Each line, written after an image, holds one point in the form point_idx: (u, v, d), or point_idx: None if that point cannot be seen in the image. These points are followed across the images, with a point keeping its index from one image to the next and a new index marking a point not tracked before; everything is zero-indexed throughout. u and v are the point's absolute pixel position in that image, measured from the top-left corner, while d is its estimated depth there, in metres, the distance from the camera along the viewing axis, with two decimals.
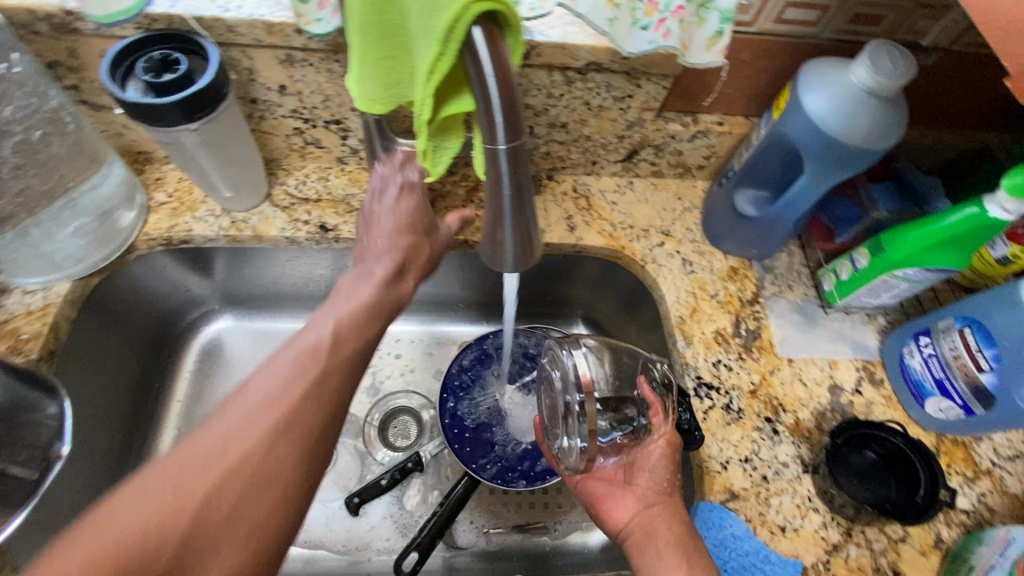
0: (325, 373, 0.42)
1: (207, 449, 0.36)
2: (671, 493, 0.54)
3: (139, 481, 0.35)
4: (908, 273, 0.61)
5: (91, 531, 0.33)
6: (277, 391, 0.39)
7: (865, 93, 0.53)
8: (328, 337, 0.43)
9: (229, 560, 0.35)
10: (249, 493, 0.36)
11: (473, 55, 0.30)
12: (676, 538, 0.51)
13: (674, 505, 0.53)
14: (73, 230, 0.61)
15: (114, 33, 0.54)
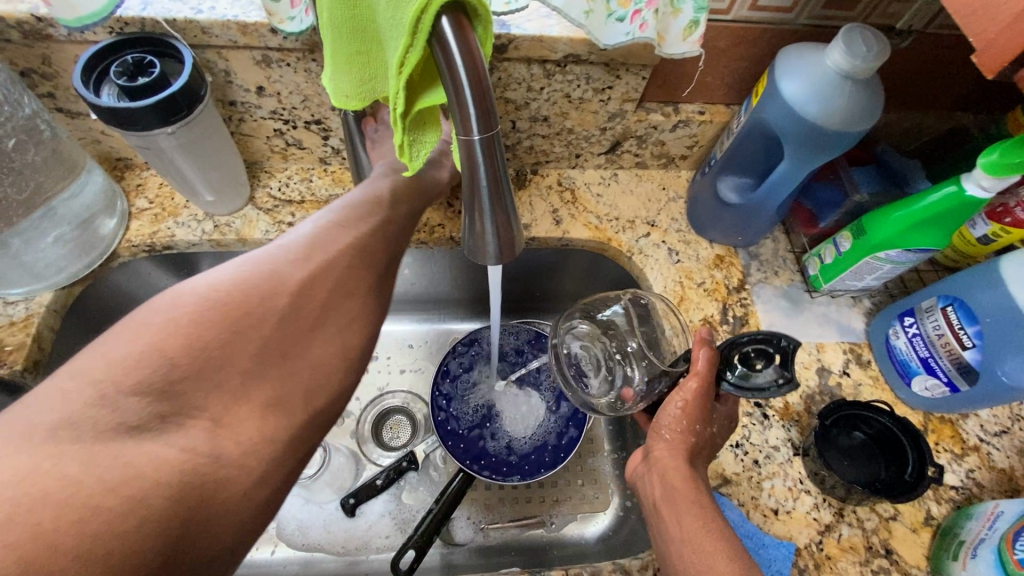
0: (349, 275, 0.50)
1: (243, 286, 0.44)
2: (672, 446, 0.54)
3: (175, 297, 0.42)
4: (890, 255, 0.61)
5: (135, 330, 0.40)
6: (312, 264, 0.48)
7: (842, 76, 0.53)
8: (357, 241, 0.52)
9: (250, 388, 0.43)
10: (279, 337, 0.45)
11: (441, 46, 0.29)
12: (670, 493, 0.50)
13: (675, 457, 0.53)
14: (52, 240, 0.60)
15: (86, 39, 0.53)
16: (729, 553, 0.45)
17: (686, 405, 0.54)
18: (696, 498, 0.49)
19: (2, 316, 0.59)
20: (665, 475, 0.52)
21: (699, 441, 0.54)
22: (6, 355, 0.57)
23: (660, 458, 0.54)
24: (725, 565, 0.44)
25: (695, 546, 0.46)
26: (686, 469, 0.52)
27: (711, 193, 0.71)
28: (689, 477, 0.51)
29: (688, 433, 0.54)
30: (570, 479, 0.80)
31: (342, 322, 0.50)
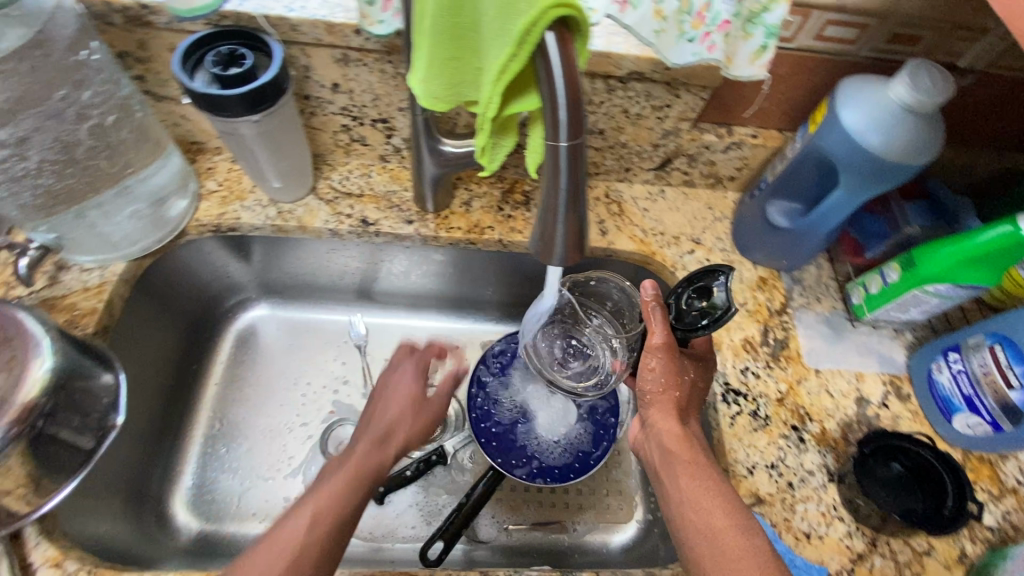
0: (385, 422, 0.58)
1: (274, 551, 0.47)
2: (663, 409, 0.58)
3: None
4: (940, 289, 0.61)
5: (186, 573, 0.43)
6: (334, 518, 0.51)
7: (904, 110, 0.54)
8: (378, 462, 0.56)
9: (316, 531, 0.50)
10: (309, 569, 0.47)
11: (544, 57, 0.32)
12: (668, 460, 0.54)
13: (667, 420, 0.57)
14: (129, 214, 0.63)
15: (185, 28, 0.57)
16: (726, 509, 0.49)
17: (661, 364, 0.57)
18: (692, 458, 0.54)
19: (78, 281, 0.63)
20: (661, 440, 0.56)
21: (683, 393, 0.58)
22: (79, 318, 0.61)
23: (655, 424, 0.58)
24: (723, 520, 0.48)
25: (694, 506, 0.50)
26: (679, 430, 0.56)
27: (760, 216, 0.71)
28: (684, 441, 0.55)
29: (672, 388, 0.58)
30: (594, 488, 0.80)
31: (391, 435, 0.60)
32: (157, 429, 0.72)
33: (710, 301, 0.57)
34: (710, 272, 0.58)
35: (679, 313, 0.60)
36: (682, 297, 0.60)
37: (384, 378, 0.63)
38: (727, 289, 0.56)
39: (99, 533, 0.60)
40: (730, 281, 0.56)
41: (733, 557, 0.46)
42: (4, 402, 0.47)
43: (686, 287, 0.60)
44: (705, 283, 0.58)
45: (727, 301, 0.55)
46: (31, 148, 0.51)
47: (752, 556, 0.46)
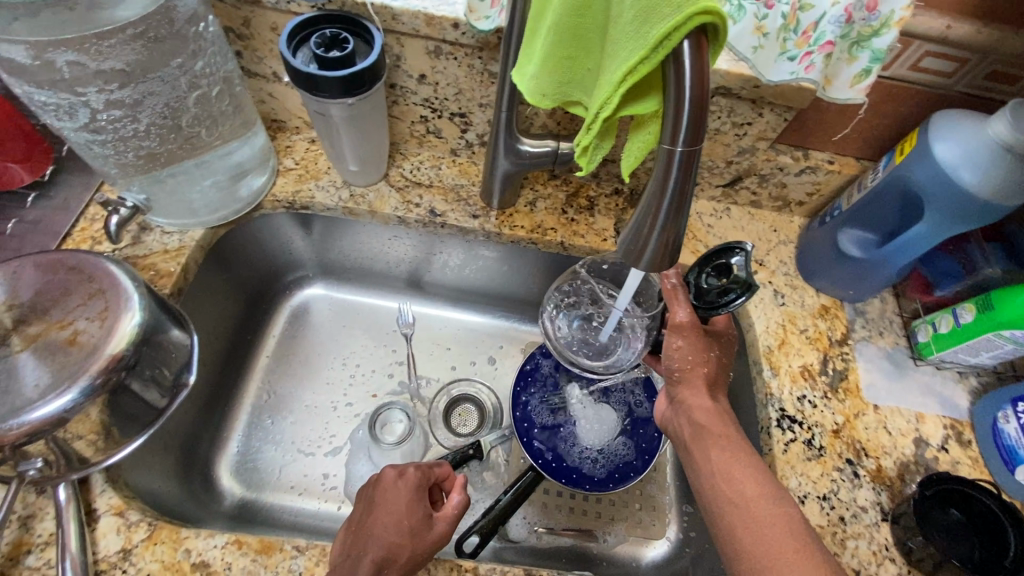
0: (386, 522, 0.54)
1: None
2: (692, 386, 0.59)
3: None
4: (1015, 335, 0.58)
5: None
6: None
7: (1002, 149, 0.53)
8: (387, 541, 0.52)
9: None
10: None
11: (677, 63, 0.32)
12: (699, 436, 0.55)
13: (697, 395, 0.58)
14: (210, 183, 0.65)
15: (290, 10, 0.59)
16: (757, 481, 0.51)
17: (688, 344, 0.59)
18: (723, 432, 0.55)
19: (158, 243, 0.65)
20: (692, 416, 0.57)
21: (711, 368, 0.59)
22: (157, 279, 0.63)
23: (684, 399, 0.58)
24: (755, 491, 0.50)
25: (726, 477, 0.52)
26: (710, 405, 0.57)
27: (829, 244, 0.70)
28: (717, 416, 0.56)
29: (700, 364, 0.59)
30: (627, 502, 0.79)
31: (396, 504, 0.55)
32: (212, 394, 0.74)
33: (728, 278, 0.57)
34: (727, 249, 0.58)
35: (699, 292, 0.60)
36: (701, 275, 0.61)
37: (368, 517, 0.55)
38: (747, 265, 0.56)
39: (153, 488, 0.62)
40: (749, 258, 0.56)
41: (765, 525, 0.48)
42: (95, 350, 0.48)
43: (704, 266, 0.61)
44: (723, 260, 0.58)
45: (745, 277, 0.55)
46: (143, 111, 0.53)
47: (783, 522, 0.48)
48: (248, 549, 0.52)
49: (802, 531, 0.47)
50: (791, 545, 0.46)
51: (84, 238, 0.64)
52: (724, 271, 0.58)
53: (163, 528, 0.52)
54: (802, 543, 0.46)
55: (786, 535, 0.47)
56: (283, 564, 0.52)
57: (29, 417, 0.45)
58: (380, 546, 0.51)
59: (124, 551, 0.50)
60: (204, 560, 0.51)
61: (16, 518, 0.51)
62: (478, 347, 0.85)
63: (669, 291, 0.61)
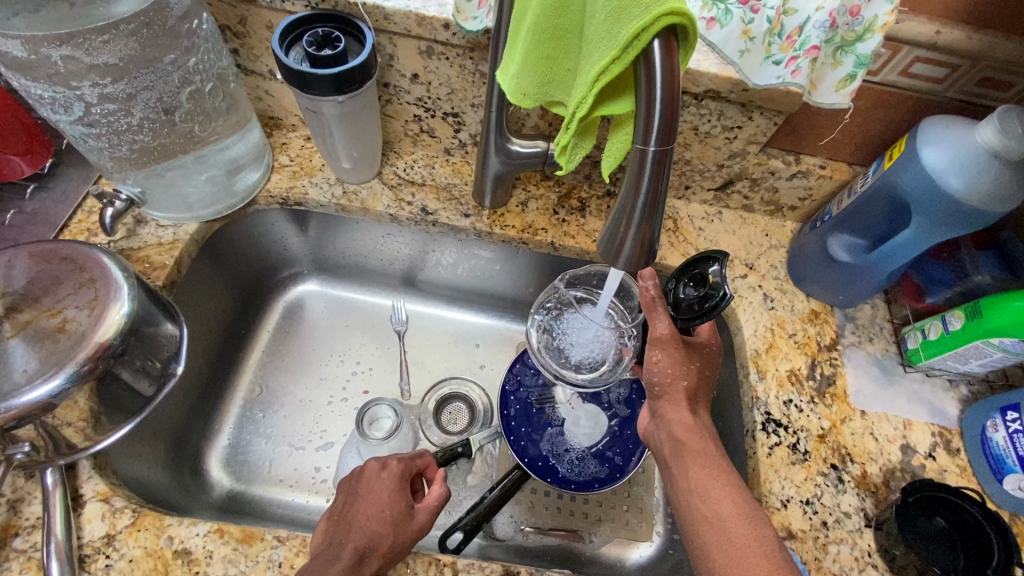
0: (369, 509, 0.55)
1: None
2: (673, 400, 0.58)
3: None
4: (1004, 343, 0.58)
5: None
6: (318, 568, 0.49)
7: (990, 155, 0.53)
8: (368, 526, 0.53)
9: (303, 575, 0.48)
10: None
11: (648, 63, 0.33)
12: (679, 451, 0.55)
13: (677, 409, 0.58)
14: (206, 177, 0.66)
15: (285, 9, 0.60)
16: (735, 499, 0.50)
17: (669, 357, 0.58)
18: (702, 449, 0.55)
19: (154, 236, 0.67)
20: (671, 429, 0.57)
21: (691, 379, 0.58)
22: (151, 271, 0.64)
23: (664, 413, 0.58)
24: (731, 510, 0.50)
25: (703, 495, 0.51)
26: (690, 421, 0.57)
27: (819, 248, 0.70)
28: (696, 432, 0.56)
29: (680, 376, 0.58)
30: (615, 503, 0.79)
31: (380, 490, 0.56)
32: (204, 387, 0.75)
33: (704, 287, 0.55)
34: (705, 259, 0.57)
35: (678, 304, 0.58)
36: (679, 287, 0.59)
37: (351, 507, 0.55)
38: (723, 274, 0.54)
39: (140, 476, 0.62)
40: (725, 267, 0.54)
41: (740, 546, 0.48)
42: (83, 337, 0.49)
43: (682, 277, 0.59)
44: (700, 271, 0.57)
45: (721, 285, 0.53)
46: (136, 105, 0.54)
47: (759, 544, 0.48)
48: (229, 538, 0.52)
49: (777, 554, 0.47)
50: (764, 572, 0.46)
51: (81, 229, 0.65)
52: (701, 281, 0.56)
53: (148, 515, 0.53)
54: (776, 565, 0.46)
55: (761, 558, 0.47)
56: (263, 554, 0.52)
57: (18, 401, 0.46)
58: (363, 534, 0.52)
59: (108, 537, 0.51)
60: (186, 547, 0.52)
61: (5, 501, 0.52)
62: (470, 344, 0.86)
63: (647, 304, 0.58)
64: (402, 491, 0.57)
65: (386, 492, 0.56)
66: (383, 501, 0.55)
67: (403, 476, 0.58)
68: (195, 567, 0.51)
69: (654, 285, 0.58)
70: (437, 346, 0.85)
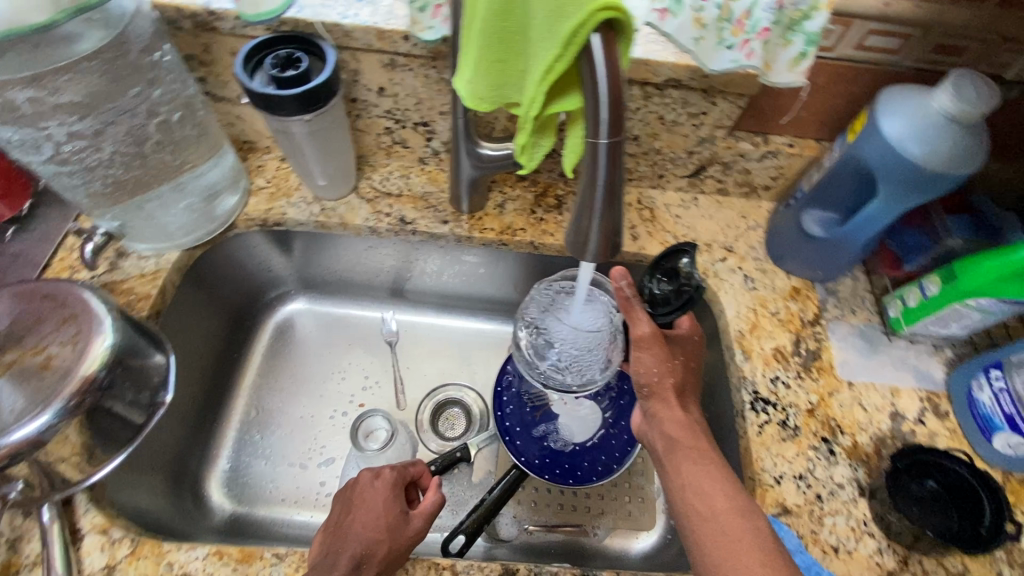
0: (365, 517, 0.56)
1: None
2: (663, 399, 0.59)
3: None
4: (981, 303, 0.60)
5: None
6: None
7: (947, 121, 0.54)
8: (365, 537, 0.53)
9: None
10: None
11: (589, 59, 0.34)
12: (671, 447, 0.56)
13: (667, 407, 0.59)
14: (183, 207, 0.66)
15: (247, 33, 0.61)
16: (728, 494, 0.51)
17: (653, 355, 0.59)
18: (695, 444, 0.56)
19: (136, 267, 0.67)
20: (663, 427, 0.58)
21: (677, 375, 0.60)
22: (136, 302, 0.65)
23: (655, 413, 0.59)
24: (725, 505, 0.50)
25: (697, 491, 0.52)
26: (680, 416, 0.58)
27: (794, 225, 0.71)
28: (687, 427, 0.57)
29: (666, 374, 0.59)
30: (617, 495, 0.79)
31: (374, 501, 0.57)
32: (199, 413, 0.76)
33: (677, 280, 0.61)
34: (674, 254, 0.62)
35: (653, 300, 0.62)
36: (652, 282, 0.63)
37: (348, 518, 0.56)
38: (692, 265, 0.60)
39: (139, 505, 0.63)
40: (695, 257, 0.60)
41: (732, 539, 0.48)
42: (67, 373, 0.50)
43: (654, 272, 0.64)
44: (671, 265, 0.62)
45: (693, 274, 0.59)
46: (106, 140, 0.55)
47: (750, 537, 0.48)
48: (229, 558, 0.53)
49: (768, 547, 0.48)
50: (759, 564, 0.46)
51: (64, 267, 0.66)
52: (673, 274, 0.61)
53: (146, 543, 0.53)
54: (768, 556, 0.47)
55: (754, 551, 0.47)
56: (263, 571, 0.52)
57: (7, 440, 0.46)
58: (360, 542, 0.53)
59: (109, 567, 0.52)
60: (188, 571, 0.52)
61: (4, 541, 0.52)
62: (464, 350, 0.86)
63: (624, 304, 0.61)
64: (397, 500, 0.58)
65: (382, 501, 0.57)
66: (378, 512, 0.56)
67: (396, 484, 0.59)
68: None
69: (628, 284, 0.60)
70: (429, 354, 0.86)
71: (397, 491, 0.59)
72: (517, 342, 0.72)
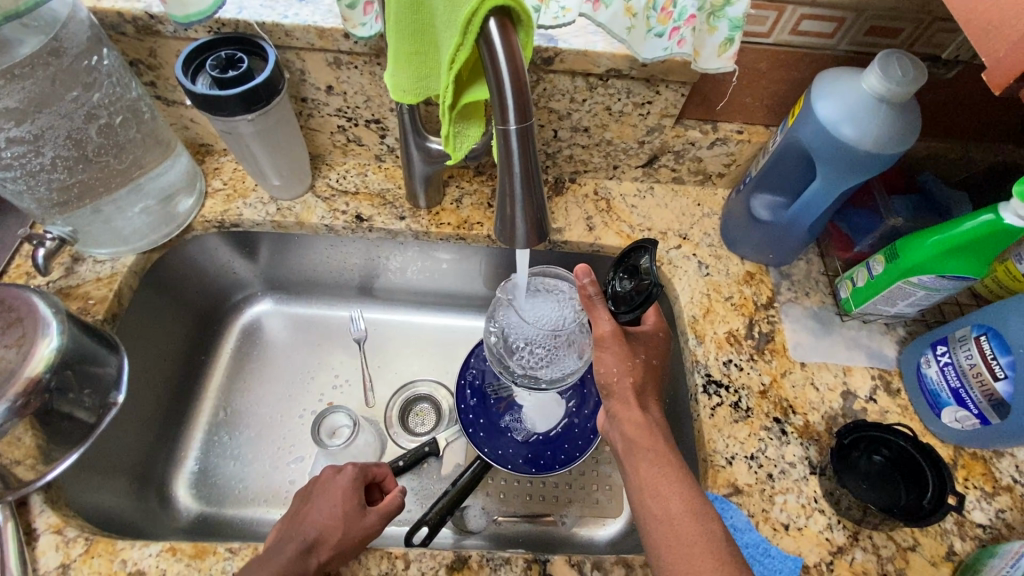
0: (321, 507, 0.56)
1: None
2: (623, 399, 0.58)
3: None
4: (923, 281, 0.60)
5: None
6: (265, 562, 0.50)
7: (876, 100, 0.55)
8: (319, 526, 0.54)
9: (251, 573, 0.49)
10: None
11: (487, 44, 0.35)
12: (630, 450, 0.56)
13: (627, 407, 0.58)
14: (140, 209, 0.68)
15: (189, 36, 0.61)
16: (684, 497, 0.51)
17: (613, 354, 0.60)
18: (652, 446, 0.55)
19: (91, 272, 0.68)
20: (622, 428, 0.57)
21: (638, 374, 0.59)
22: (90, 306, 0.65)
23: (616, 413, 0.59)
24: (680, 508, 0.50)
25: (654, 493, 0.52)
26: (639, 418, 0.56)
27: (744, 210, 0.72)
28: (646, 430, 0.56)
29: (626, 373, 0.59)
30: (583, 483, 0.80)
31: (332, 492, 0.58)
32: (165, 416, 0.76)
33: (638, 276, 0.61)
34: (636, 250, 0.63)
35: (617, 298, 0.62)
36: (616, 280, 0.64)
37: (305, 507, 0.57)
38: (651, 260, 0.60)
39: (99, 505, 0.63)
40: (654, 253, 0.60)
41: (687, 543, 0.49)
42: (11, 374, 0.51)
43: (618, 270, 0.64)
44: (633, 262, 0.62)
45: (651, 269, 0.58)
46: (46, 145, 0.55)
47: (704, 541, 0.49)
48: (182, 555, 0.53)
49: (721, 549, 0.48)
50: (710, 568, 0.47)
51: (19, 274, 0.66)
52: (634, 271, 0.61)
53: (100, 542, 0.53)
54: (720, 560, 0.48)
55: (705, 555, 0.48)
56: (216, 566, 0.53)
57: None
58: (314, 529, 0.53)
59: (64, 565, 0.52)
60: (140, 568, 0.52)
61: None
62: (430, 345, 0.87)
63: (587, 302, 0.62)
64: (355, 492, 0.58)
65: (339, 492, 0.58)
66: (334, 502, 0.57)
67: (356, 478, 0.60)
68: None
69: (592, 282, 0.62)
70: (396, 350, 0.86)
71: (356, 484, 0.59)
72: (488, 340, 0.73)
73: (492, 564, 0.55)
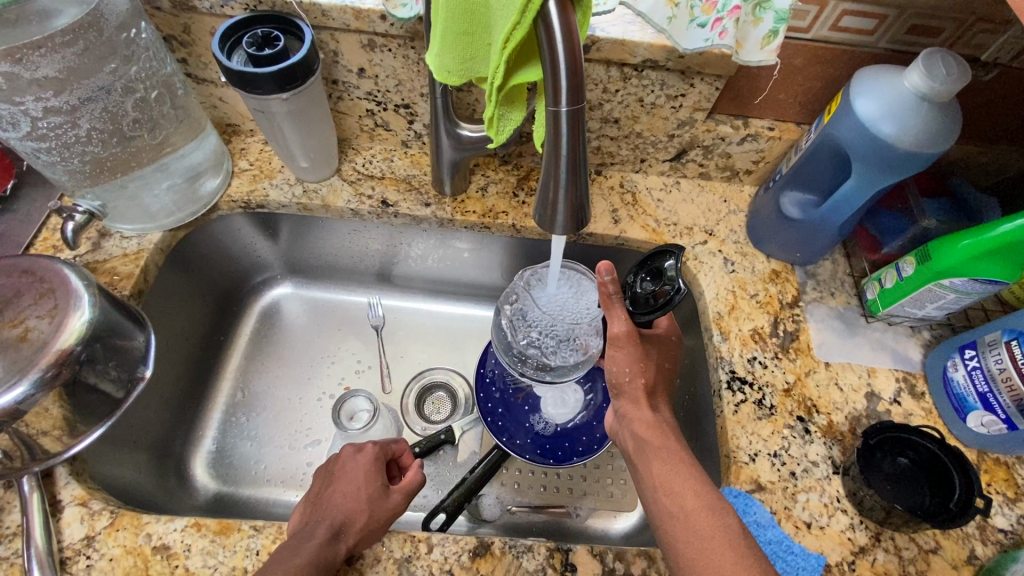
0: (343, 489, 0.56)
1: None
2: (633, 400, 0.59)
3: None
4: (955, 283, 0.59)
5: None
6: (294, 544, 0.50)
7: (919, 98, 0.54)
8: (344, 509, 0.54)
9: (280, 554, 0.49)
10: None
11: (546, 25, 0.35)
12: (643, 449, 0.56)
13: (638, 408, 0.59)
14: (167, 186, 0.68)
15: (225, 13, 0.61)
16: (696, 490, 0.51)
17: (627, 354, 0.59)
18: (663, 443, 0.55)
19: (118, 247, 0.68)
20: (634, 428, 0.58)
21: (648, 375, 0.60)
22: (117, 281, 0.65)
23: (626, 413, 0.59)
24: (694, 501, 0.50)
25: (668, 491, 0.52)
26: (650, 418, 0.57)
27: (774, 208, 0.71)
28: (655, 428, 0.57)
29: (638, 374, 0.59)
30: (598, 477, 0.80)
31: (354, 475, 0.58)
32: (185, 395, 0.76)
33: (661, 281, 0.60)
34: (661, 254, 0.61)
35: (635, 299, 0.62)
36: (637, 281, 0.63)
37: (328, 489, 0.57)
38: (677, 267, 0.59)
39: (119, 479, 0.64)
40: (681, 260, 0.59)
41: (705, 537, 0.48)
42: (44, 345, 0.51)
43: (640, 271, 0.63)
44: (656, 265, 0.61)
45: (676, 277, 0.57)
46: (82, 116, 0.55)
47: (724, 535, 0.48)
48: (207, 530, 0.53)
49: (739, 543, 0.48)
50: (731, 561, 0.47)
51: (47, 246, 0.67)
52: (658, 274, 0.60)
53: (125, 515, 0.54)
54: (741, 555, 0.47)
55: (726, 549, 0.48)
56: (240, 543, 0.53)
57: None
58: (340, 511, 0.53)
59: (88, 538, 0.52)
60: (165, 542, 0.53)
61: None
62: (449, 334, 0.87)
63: (606, 301, 0.60)
64: (377, 474, 0.58)
65: (363, 474, 0.58)
66: (358, 483, 0.57)
67: (376, 459, 0.60)
68: (174, 560, 0.52)
69: (613, 279, 0.59)
70: (415, 337, 0.86)
71: (377, 465, 0.59)
72: (496, 327, 0.71)
73: (514, 551, 0.55)
